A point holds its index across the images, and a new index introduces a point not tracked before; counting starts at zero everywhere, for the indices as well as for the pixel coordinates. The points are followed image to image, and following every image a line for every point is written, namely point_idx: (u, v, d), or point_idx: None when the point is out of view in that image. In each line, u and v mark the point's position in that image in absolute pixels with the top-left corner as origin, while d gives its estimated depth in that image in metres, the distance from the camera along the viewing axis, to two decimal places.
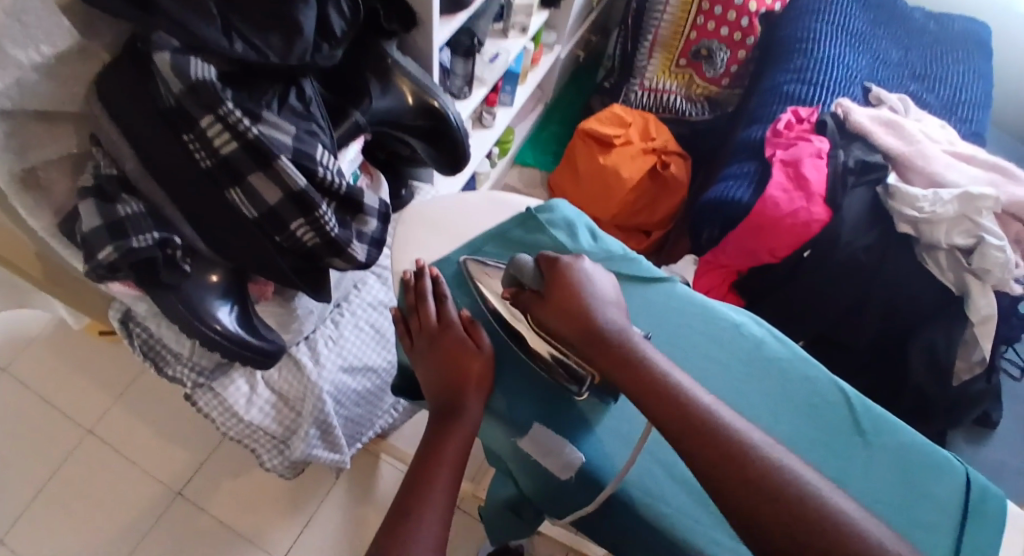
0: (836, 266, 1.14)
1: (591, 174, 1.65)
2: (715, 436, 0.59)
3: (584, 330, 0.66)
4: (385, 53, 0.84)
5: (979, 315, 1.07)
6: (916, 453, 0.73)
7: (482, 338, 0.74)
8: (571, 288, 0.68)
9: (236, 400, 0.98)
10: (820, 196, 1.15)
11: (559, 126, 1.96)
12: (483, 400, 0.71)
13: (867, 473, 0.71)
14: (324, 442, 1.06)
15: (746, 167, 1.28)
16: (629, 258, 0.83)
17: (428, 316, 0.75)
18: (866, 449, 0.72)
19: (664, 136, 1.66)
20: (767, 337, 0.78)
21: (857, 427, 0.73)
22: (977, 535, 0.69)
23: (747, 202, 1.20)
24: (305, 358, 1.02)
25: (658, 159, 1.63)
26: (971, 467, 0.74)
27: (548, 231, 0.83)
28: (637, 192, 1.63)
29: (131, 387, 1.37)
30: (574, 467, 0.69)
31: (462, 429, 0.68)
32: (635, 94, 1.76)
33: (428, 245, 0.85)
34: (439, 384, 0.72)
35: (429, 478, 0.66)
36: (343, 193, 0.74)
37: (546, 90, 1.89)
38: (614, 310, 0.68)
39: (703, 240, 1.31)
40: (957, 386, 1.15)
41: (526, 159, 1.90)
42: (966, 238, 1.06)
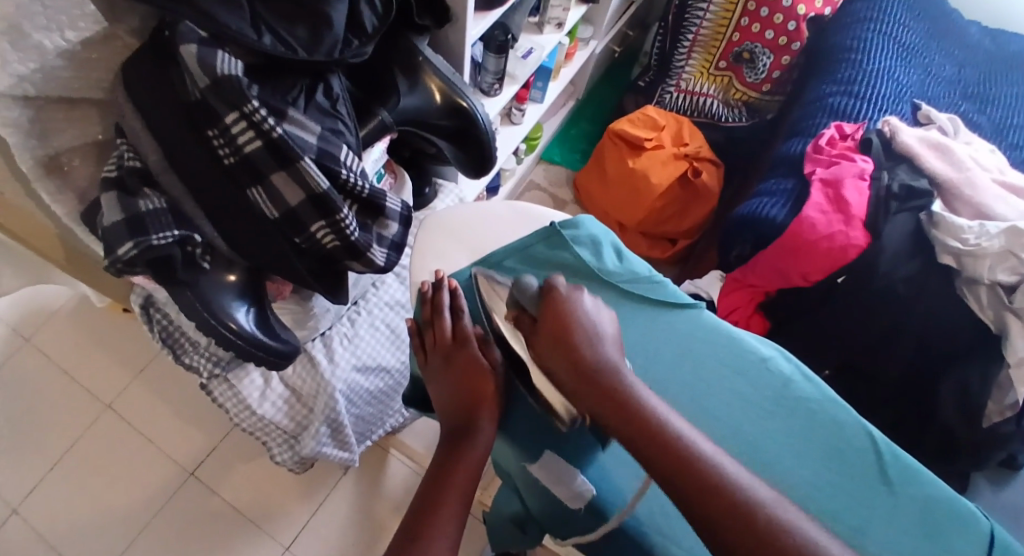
0: (872, 295, 1.09)
1: (620, 177, 1.62)
2: (706, 482, 0.56)
3: (572, 359, 0.66)
4: (416, 50, 0.81)
5: (1017, 356, 1.01)
6: (941, 506, 0.68)
7: (495, 357, 0.73)
8: (565, 320, 0.67)
9: (250, 393, 0.97)
10: (860, 220, 1.11)
11: (590, 124, 1.92)
12: (495, 414, 0.69)
13: (889, 525, 0.67)
14: (335, 440, 1.05)
15: (783, 183, 1.24)
16: (655, 281, 0.80)
17: (444, 331, 0.73)
18: (890, 500, 0.68)
19: (698, 143, 1.62)
20: (795, 374, 0.75)
21: (883, 475, 0.69)
22: None
23: (781, 221, 1.17)
24: (320, 356, 1.01)
25: (690, 165, 1.58)
26: (996, 523, 0.69)
27: (573, 248, 0.80)
28: (666, 199, 1.59)
29: (149, 364, 1.37)
30: (585, 498, 0.67)
31: (473, 451, 0.66)
32: (671, 96, 1.71)
33: (447, 256, 0.83)
34: (453, 400, 0.70)
35: (439, 498, 0.63)
36: (366, 195, 0.71)
37: (579, 86, 1.85)
38: (610, 346, 0.67)
39: (732, 257, 1.29)
40: (986, 428, 1.08)
41: (552, 157, 1.88)
42: (1010, 275, 1.01)
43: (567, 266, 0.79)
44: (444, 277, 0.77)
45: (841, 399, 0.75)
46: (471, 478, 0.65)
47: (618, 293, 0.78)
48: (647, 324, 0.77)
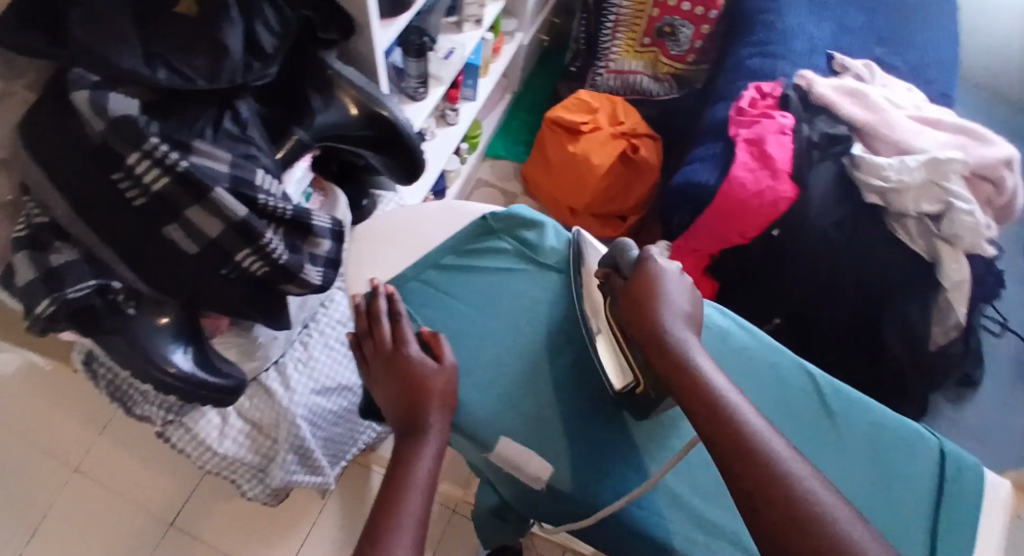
0: (807, 243, 1.13)
1: (562, 163, 1.64)
2: (750, 451, 0.56)
3: (650, 318, 0.66)
4: (325, 64, 0.80)
5: (951, 280, 1.06)
6: (888, 430, 0.71)
7: (445, 351, 0.70)
8: (649, 284, 0.68)
9: (209, 433, 0.98)
10: (786, 172, 1.13)
11: (529, 114, 1.94)
12: (445, 412, 0.67)
13: (841, 461, 0.69)
14: (304, 466, 1.07)
15: (712, 148, 1.26)
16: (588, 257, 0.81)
17: (383, 337, 0.71)
18: (838, 433, 0.71)
19: (633, 119, 1.65)
20: (733, 327, 0.76)
21: (826, 409, 0.72)
22: (954, 509, 0.67)
23: (713, 183, 1.19)
24: (275, 385, 1.02)
25: (628, 143, 1.61)
26: (945, 438, 0.72)
27: (499, 236, 0.81)
28: (610, 178, 1.61)
29: (111, 421, 1.34)
30: (544, 478, 0.68)
31: (429, 446, 0.64)
32: (602, 77, 1.74)
33: (383, 261, 0.82)
34: (399, 405, 0.67)
35: (400, 490, 0.60)
36: (290, 217, 0.71)
37: (512, 79, 1.86)
38: (686, 319, 0.67)
39: (674, 225, 1.29)
40: (935, 349, 1.16)
41: (497, 152, 1.88)
42: (934, 204, 1.05)
43: (498, 253, 0.81)
44: (381, 286, 0.76)
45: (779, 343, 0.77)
46: (429, 473, 0.62)
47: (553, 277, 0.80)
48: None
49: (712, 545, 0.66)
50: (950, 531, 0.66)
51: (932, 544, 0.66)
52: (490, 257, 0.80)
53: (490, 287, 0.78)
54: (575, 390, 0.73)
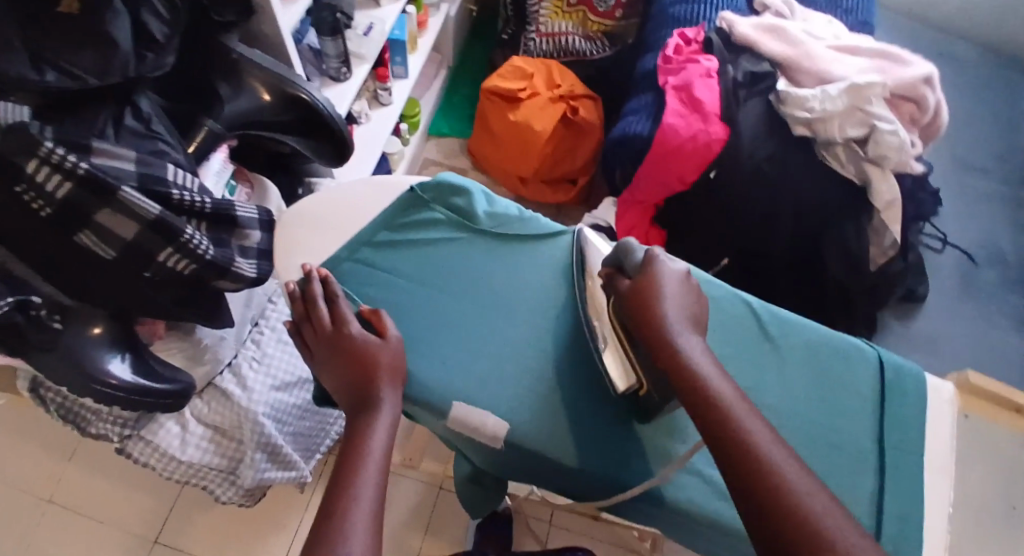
0: (743, 181, 1.14)
1: (504, 131, 1.63)
2: (755, 461, 0.55)
3: (660, 328, 0.63)
4: (228, 48, 0.78)
5: (883, 201, 1.08)
6: (826, 348, 0.73)
7: (388, 326, 0.69)
8: (653, 288, 0.65)
9: (170, 442, 0.98)
10: (716, 115, 1.14)
11: (468, 87, 1.92)
12: (391, 384, 0.66)
13: (783, 383, 0.71)
14: (275, 463, 1.05)
15: (644, 99, 1.27)
16: (526, 218, 0.78)
17: (322, 321, 0.69)
18: (777, 354, 0.72)
19: (569, 81, 1.63)
20: None
21: (765, 333, 0.73)
22: (892, 414, 0.71)
23: (647, 133, 1.19)
24: (231, 386, 1.00)
25: (567, 105, 1.60)
26: (881, 349, 0.75)
27: (430, 208, 0.78)
28: (553, 142, 1.61)
29: (78, 447, 1.30)
30: (501, 437, 0.67)
31: (380, 419, 0.64)
32: (534, 42, 1.72)
33: (311, 247, 0.76)
34: (346, 385, 0.67)
35: (356, 466, 0.60)
36: (210, 211, 0.70)
37: (444, 53, 1.84)
38: (691, 323, 0.65)
39: (617, 177, 1.31)
40: (876, 271, 1.16)
41: (441, 130, 1.85)
42: (859, 128, 1.08)
43: (433, 227, 0.77)
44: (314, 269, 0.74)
45: (713, 276, 0.77)
46: (384, 448, 0.62)
47: (489, 242, 0.77)
48: (523, 264, 0.76)
49: (673, 476, 0.68)
50: (892, 431, 0.70)
51: (880, 443, 0.69)
52: (424, 233, 0.77)
53: (425, 261, 0.76)
54: (519, 350, 0.72)
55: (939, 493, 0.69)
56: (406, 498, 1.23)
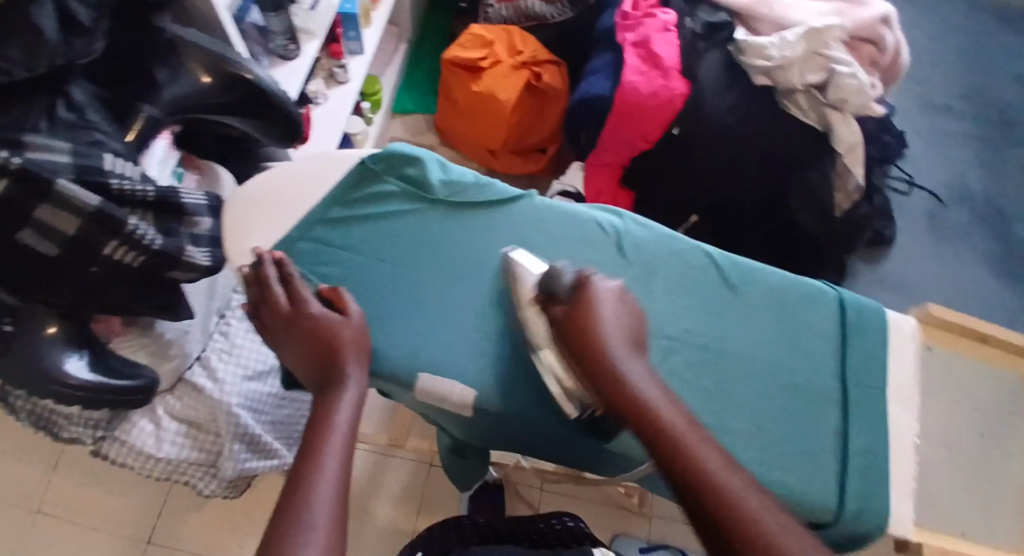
0: (707, 135, 1.13)
1: (468, 103, 1.60)
2: (708, 483, 0.52)
3: (601, 359, 0.61)
4: (161, 29, 0.75)
5: (845, 144, 1.08)
6: (789, 293, 0.73)
7: (349, 303, 0.68)
8: (590, 315, 0.63)
9: (143, 441, 0.97)
10: (676, 70, 1.13)
11: (431, 59, 1.87)
12: (355, 357, 0.65)
13: (744, 326, 0.71)
14: (256, 452, 1.02)
15: (603, 59, 1.23)
16: (482, 183, 0.76)
17: (278, 302, 0.68)
18: (739, 300, 0.72)
19: (531, 47, 1.60)
20: (626, 224, 0.75)
21: (725, 280, 0.73)
22: (855, 352, 0.71)
23: (609, 93, 1.16)
24: (202, 380, 1.00)
25: (530, 72, 1.57)
26: (843, 290, 0.75)
27: (384, 179, 0.76)
28: (520, 111, 1.58)
29: (62, 456, 1.20)
30: (470, 401, 0.67)
31: (344, 391, 0.62)
32: (494, 10, 1.68)
33: (261, 227, 0.74)
34: (306, 364, 0.66)
35: (322, 434, 0.59)
36: (154, 199, 0.69)
37: (403, 26, 1.79)
38: (631, 349, 0.63)
39: (581, 140, 1.25)
40: (842, 216, 1.17)
41: (405, 107, 1.80)
42: (818, 73, 1.07)
43: (386, 198, 0.75)
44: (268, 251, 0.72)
45: (674, 230, 0.77)
46: (351, 419, 0.61)
47: (446, 210, 0.75)
48: (482, 230, 0.75)
49: None
50: (855, 367, 0.70)
51: (844, 385, 0.70)
52: (377, 205, 0.75)
53: (380, 233, 0.74)
54: (481, 314, 0.71)
55: (902, 430, 0.69)
56: (397, 479, 1.22)
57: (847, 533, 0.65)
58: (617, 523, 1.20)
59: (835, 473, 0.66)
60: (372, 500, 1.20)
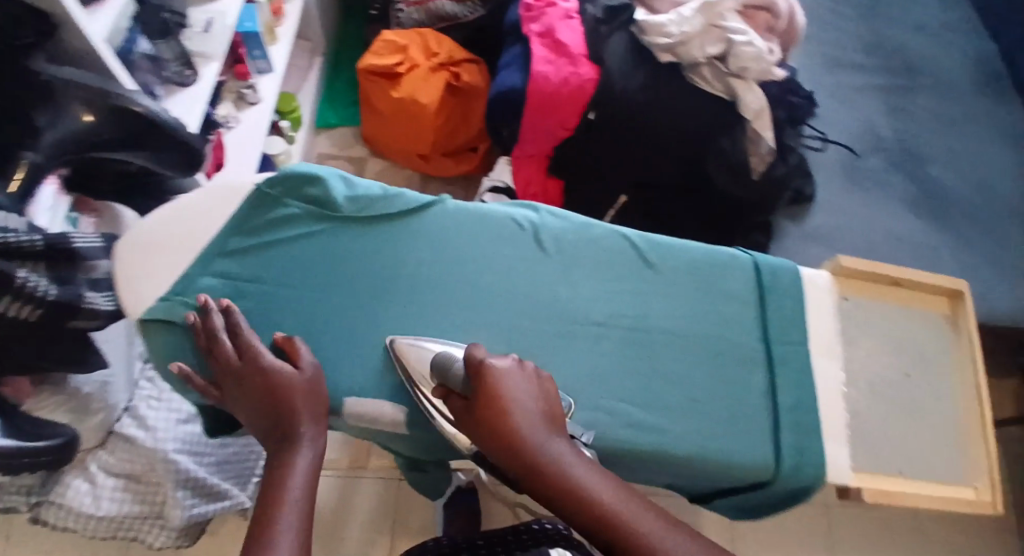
0: (622, 116, 1.14)
1: (390, 110, 1.58)
2: None
3: (514, 453, 0.59)
4: (35, 70, 0.72)
5: (751, 111, 1.11)
6: (704, 262, 0.77)
7: (302, 353, 0.65)
8: (495, 405, 0.60)
9: (81, 501, 0.95)
10: (583, 56, 1.15)
11: (349, 70, 1.83)
12: (313, 415, 0.64)
13: (668, 303, 0.75)
14: (203, 497, 1.00)
15: (513, 51, 1.24)
16: (389, 195, 0.75)
17: (228, 356, 0.64)
18: (659, 277, 0.76)
19: (446, 47, 1.58)
20: (541, 217, 0.77)
21: (645, 260, 0.76)
22: (776, 308, 0.76)
23: (520, 86, 1.17)
24: (133, 431, 0.97)
25: (449, 73, 1.56)
26: (757, 255, 0.80)
27: (286, 202, 0.73)
28: (442, 113, 1.56)
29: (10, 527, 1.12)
30: (404, 419, 0.67)
31: (300, 458, 0.61)
32: (404, 14, 1.65)
33: (160, 267, 0.70)
34: (259, 422, 0.64)
35: (276, 506, 0.58)
36: (45, 248, 0.65)
37: (314, 39, 1.75)
38: (544, 428, 0.61)
39: (503, 135, 1.27)
40: (758, 179, 1.17)
41: (329, 121, 1.75)
42: (718, 44, 1.09)
43: (289, 220, 0.73)
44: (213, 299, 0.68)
45: (587, 218, 0.79)
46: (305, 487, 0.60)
47: (357, 227, 0.74)
48: (397, 239, 0.73)
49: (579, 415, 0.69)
50: (774, 326, 0.76)
51: (766, 342, 0.75)
52: (280, 229, 0.72)
53: (289, 260, 0.71)
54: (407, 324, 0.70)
55: (829, 377, 0.75)
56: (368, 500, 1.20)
57: (791, 487, 0.71)
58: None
59: (770, 432, 0.71)
60: (345, 525, 1.18)
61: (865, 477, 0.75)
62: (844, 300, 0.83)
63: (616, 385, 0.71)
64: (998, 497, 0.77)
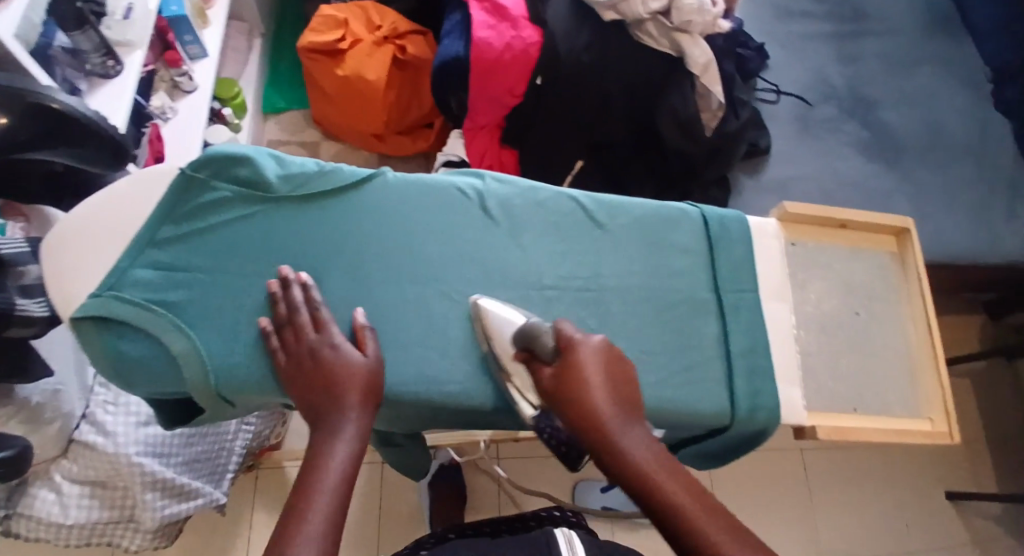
0: (568, 80, 1.13)
1: (338, 89, 1.54)
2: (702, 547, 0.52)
3: (596, 428, 0.60)
4: None
5: (699, 64, 1.10)
6: (654, 218, 0.77)
7: (369, 343, 0.65)
8: (578, 374, 0.62)
9: (49, 511, 0.93)
10: (524, 18, 1.12)
11: (292, 49, 1.77)
12: (373, 406, 0.63)
13: (619, 260, 0.75)
14: (173, 497, 0.98)
15: (454, 18, 1.21)
16: (327, 171, 0.71)
17: (303, 330, 0.64)
18: (609, 236, 0.76)
19: (390, 19, 1.54)
20: (486, 183, 0.75)
21: (594, 220, 0.76)
22: (725, 258, 0.77)
23: (463, 53, 1.15)
24: (91, 437, 0.95)
25: (395, 46, 1.51)
26: (705, 207, 0.80)
27: (214, 185, 0.69)
28: (392, 88, 1.53)
29: None
30: None
31: (348, 440, 0.61)
32: None
33: (85, 264, 0.66)
34: (310, 405, 0.63)
35: (311, 487, 0.57)
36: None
37: (252, 20, 1.68)
38: (619, 404, 0.62)
39: (453, 106, 1.25)
40: (711, 135, 1.17)
41: (275, 104, 1.71)
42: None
43: (220, 204, 0.69)
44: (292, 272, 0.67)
45: (535, 181, 0.78)
46: (344, 472, 0.59)
47: (294, 205, 0.70)
48: (338, 216, 0.71)
49: None
50: (725, 276, 0.76)
51: (718, 293, 0.76)
52: (213, 215, 0.69)
53: (226, 246, 0.68)
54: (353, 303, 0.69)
55: (783, 322, 0.77)
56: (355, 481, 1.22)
57: (746, 431, 0.73)
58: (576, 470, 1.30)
59: (724, 379, 0.73)
60: None
61: (822, 415, 0.77)
62: (791, 244, 0.84)
63: None
64: (952, 426, 0.80)
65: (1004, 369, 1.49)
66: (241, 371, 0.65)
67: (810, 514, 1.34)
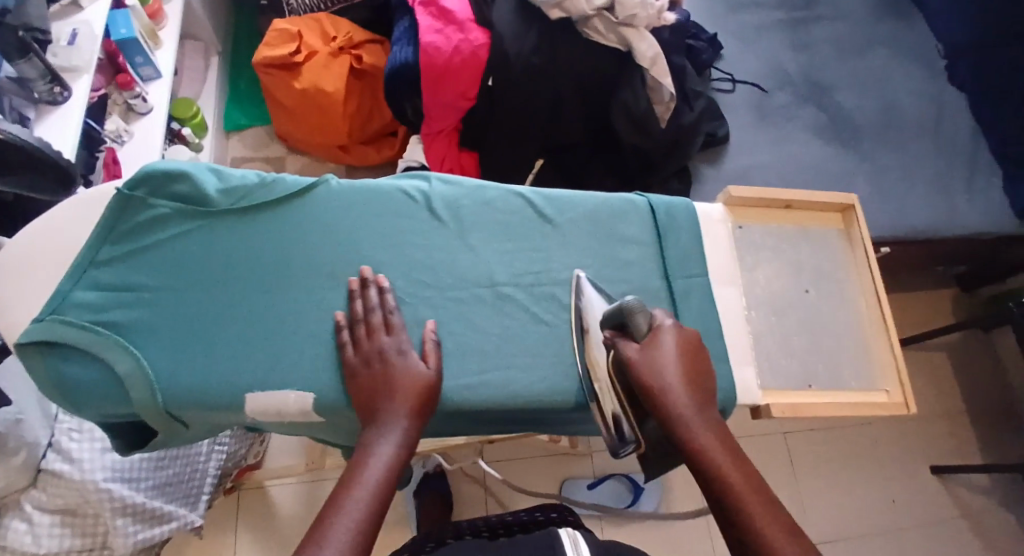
0: (519, 80, 1.14)
1: (297, 102, 1.53)
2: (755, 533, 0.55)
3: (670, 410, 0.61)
4: None
5: (647, 58, 1.09)
6: (601, 210, 0.79)
7: (433, 351, 0.67)
8: (660, 358, 0.63)
9: (22, 541, 0.91)
10: (471, 21, 1.14)
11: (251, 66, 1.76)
12: (428, 412, 0.64)
13: (570, 253, 0.76)
14: (145, 522, 0.97)
15: (402, 25, 1.22)
16: (268, 181, 0.72)
17: (377, 329, 0.66)
18: (558, 230, 0.77)
19: (345, 30, 1.54)
20: (430, 185, 0.76)
21: (542, 215, 0.77)
22: (672, 244, 0.78)
23: (412, 60, 1.16)
24: (59, 465, 0.93)
25: (351, 56, 1.51)
26: (651, 196, 0.82)
27: (150, 202, 0.69)
28: (350, 99, 1.53)
29: None
30: (309, 405, 0.66)
31: (398, 440, 0.61)
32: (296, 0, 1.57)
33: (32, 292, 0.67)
34: (367, 404, 0.64)
35: (351, 484, 0.57)
36: None
37: (207, 39, 1.67)
38: (695, 395, 0.63)
39: (409, 111, 1.25)
40: (669, 126, 1.18)
41: (238, 122, 1.69)
42: None
43: (157, 220, 0.69)
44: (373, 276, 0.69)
45: (482, 181, 0.79)
46: (385, 473, 0.59)
47: (236, 218, 0.70)
48: (281, 226, 0.71)
49: (491, 379, 0.69)
50: (674, 262, 0.77)
51: (668, 280, 0.77)
52: (153, 232, 0.69)
53: (170, 261, 0.68)
54: (303, 313, 0.69)
55: (734, 304, 0.78)
56: None
57: None
58: (562, 468, 1.30)
59: None
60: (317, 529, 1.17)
61: (775, 393, 0.78)
62: (738, 227, 0.85)
63: (524, 344, 0.71)
64: (907, 396, 0.81)
65: (977, 339, 1.52)
66: (186, 386, 0.64)
67: (797, 496, 1.35)
